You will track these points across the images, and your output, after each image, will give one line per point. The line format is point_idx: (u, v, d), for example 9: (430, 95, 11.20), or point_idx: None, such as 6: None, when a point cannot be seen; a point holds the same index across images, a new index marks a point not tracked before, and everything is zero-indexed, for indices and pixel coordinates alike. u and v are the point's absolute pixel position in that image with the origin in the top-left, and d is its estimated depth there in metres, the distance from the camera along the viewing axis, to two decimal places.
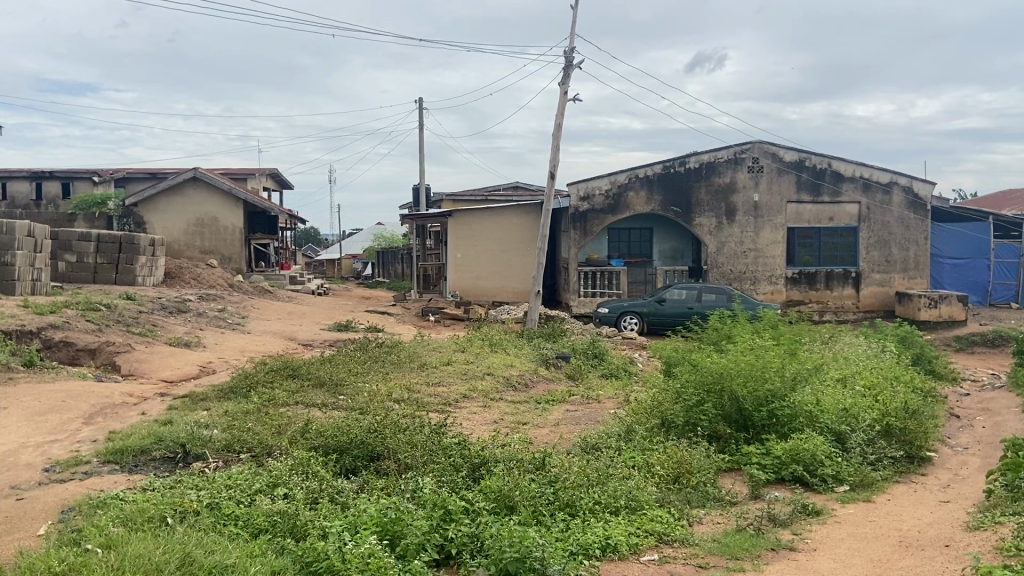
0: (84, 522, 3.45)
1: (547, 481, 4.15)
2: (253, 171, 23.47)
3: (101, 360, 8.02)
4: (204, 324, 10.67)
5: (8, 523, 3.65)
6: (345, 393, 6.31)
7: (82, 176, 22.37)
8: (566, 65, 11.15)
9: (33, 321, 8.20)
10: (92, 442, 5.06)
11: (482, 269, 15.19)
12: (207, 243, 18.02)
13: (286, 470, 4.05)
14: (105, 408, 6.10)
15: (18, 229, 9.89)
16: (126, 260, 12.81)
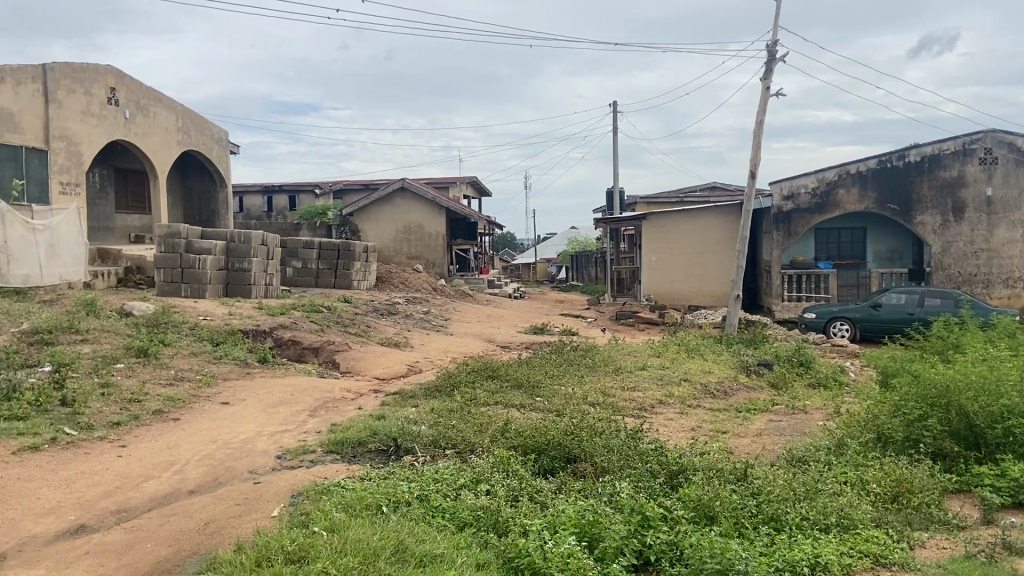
0: (310, 506, 3.80)
1: (750, 492, 4.00)
2: (454, 180, 24.67)
3: (323, 358, 8.76)
4: (411, 325, 11.35)
5: (248, 503, 4.11)
6: (542, 395, 6.44)
7: (306, 190, 24.65)
8: (769, 59, 10.71)
9: (266, 322, 9.12)
10: (315, 433, 5.54)
11: (679, 272, 14.90)
12: (413, 249, 19.15)
13: (488, 468, 4.21)
14: (327, 402, 6.66)
15: (253, 237, 11.11)
16: (343, 265, 13.87)
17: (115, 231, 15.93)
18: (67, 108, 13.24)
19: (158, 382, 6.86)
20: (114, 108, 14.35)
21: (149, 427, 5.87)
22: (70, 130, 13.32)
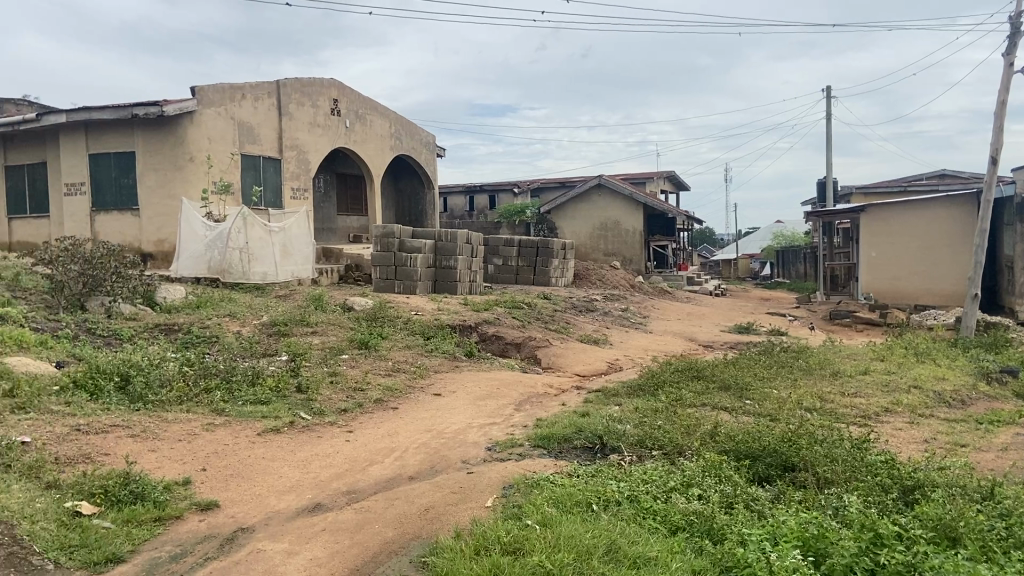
0: (522, 499, 3.92)
1: (1001, 515, 3.60)
2: (652, 175, 24.36)
3: (526, 353, 8.97)
4: (611, 322, 11.35)
5: (463, 492, 4.34)
6: (752, 397, 6.19)
7: (506, 189, 25.42)
8: (1013, 31, 9.56)
9: (472, 317, 9.51)
10: (523, 427, 5.70)
11: (902, 268, 13.75)
12: (610, 246, 19.17)
13: (699, 472, 4.11)
14: (532, 397, 6.83)
15: (459, 236, 11.63)
16: (543, 262, 14.15)
17: (337, 231, 17.30)
18: (298, 120, 14.56)
19: (377, 372, 7.39)
20: (336, 118, 15.60)
21: (371, 414, 6.33)
22: (300, 140, 14.65)
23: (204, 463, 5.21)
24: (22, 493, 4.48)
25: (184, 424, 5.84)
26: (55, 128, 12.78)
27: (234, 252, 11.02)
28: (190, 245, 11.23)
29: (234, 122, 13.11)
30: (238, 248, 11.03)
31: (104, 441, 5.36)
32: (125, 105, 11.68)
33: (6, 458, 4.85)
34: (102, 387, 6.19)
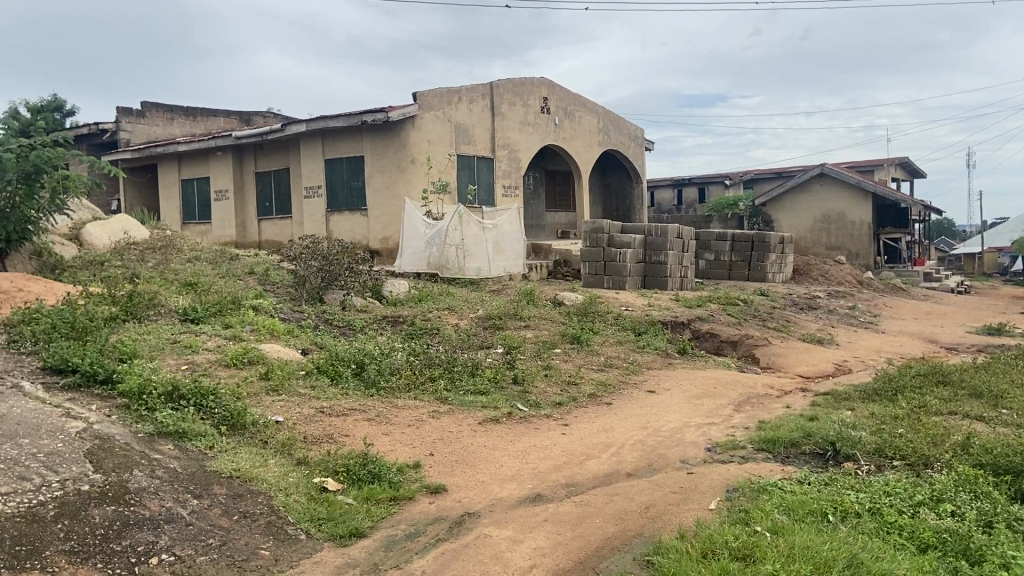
0: (749, 504, 3.76)
1: None
2: (881, 163, 22.53)
3: (742, 352, 8.61)
4: (835, 321, 10.63)
5: (684, 493, 4.28)
6: (1011, 407, 5.51)
7: (716, 182, 24.93)
8: None
9: (685, 314, 9.31)
10: (744, 429, 5.51)
11: None
12: (834, 240, 18.63)
13: (951, 486, 3.72)
14: (751, 397, 6.56)
15: (669, 231, 11.52)
16: (758, 257, 13.57)
17: (546, 228, 17.66)
18: (509, 119, 15.03)
19: (590, 367, 7.45)
20: (546, 116, 15.93)
21: (586, 409, 6.39)
22: (511, 139, 15.11)
23: (431, 448, 5.52)
24: (278, 467, 5.11)
25: (412, 410, 6.22)
26: (296, 137, 14.11)
27: (451, 248, 11.57)
28: (412, 242, 11.99)
29: (451, 124, 13.79)
30: (454, 244, 11.57)
31: (344, 424, 5.84)
32: (355, 113, 12.63)
33: (264, 437, 5.52)
34: (341, 373, 6.74)
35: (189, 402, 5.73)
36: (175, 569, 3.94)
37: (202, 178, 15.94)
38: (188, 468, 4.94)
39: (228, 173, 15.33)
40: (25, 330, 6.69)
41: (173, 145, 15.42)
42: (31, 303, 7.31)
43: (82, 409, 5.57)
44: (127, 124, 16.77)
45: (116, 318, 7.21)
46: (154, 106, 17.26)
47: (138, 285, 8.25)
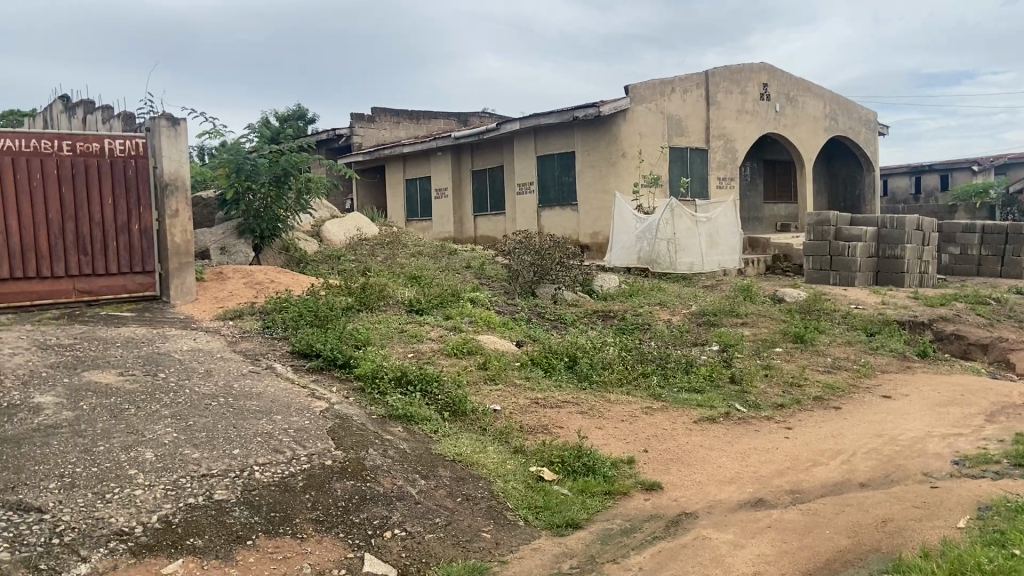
0: (1006, 526, 3.38)
1: None
2: None
3: (994, 357, 7.69)
4: None
5: (929, 508, 3.92)
6: None
7: (962, 168, 22.53)
8: None
9: (925, 314, 8.53)
10: (999, 443, 4.95)
11: None
12: None
13: None
14: (1008, 407, 5.85)
15: (907, 222, 10.57)
16: (1013, 251, 12.23)
17: (765, 220, 16.88)
18: (726, 109, 14.53)
19: (815, 368, 7.02)
20: (765, 103, 15.22)
21: (811, 412, 6.04)
22: (727, 129, 14.61)
23: (645, 444, 5.46)
24: (497, 454, 5.30)
25: (625, 405, 6.19)
26: (510, 135, 14.56)
27: (663, 242, 11.41)
28: (624, 236, 11.98)
29: (664, 116, 13.59)
30: (666, 238, 11.39)
31: (559, 416, 5.94)
32: (568, 109, 12.78)
33: (482, 425, 5.74)
34: (555, 365, 6.86)
35: (415, 388, 6.09)
36: (407, 544, 4.22)
37: (424, 177, 16.94)
38: (415, 450, 5.26)
39: (447, 173, 16.17)
40: (276, 317, 7.47)
41: (399, 147, 16.49)
42: (282, 293, 8.16)
43: (324, 390, 6.12)
44: (360, 129, 18.19)
45: (352, 307, 7.84)
46: (383, 111, 18.58)
47: (370, 278, 8.92)
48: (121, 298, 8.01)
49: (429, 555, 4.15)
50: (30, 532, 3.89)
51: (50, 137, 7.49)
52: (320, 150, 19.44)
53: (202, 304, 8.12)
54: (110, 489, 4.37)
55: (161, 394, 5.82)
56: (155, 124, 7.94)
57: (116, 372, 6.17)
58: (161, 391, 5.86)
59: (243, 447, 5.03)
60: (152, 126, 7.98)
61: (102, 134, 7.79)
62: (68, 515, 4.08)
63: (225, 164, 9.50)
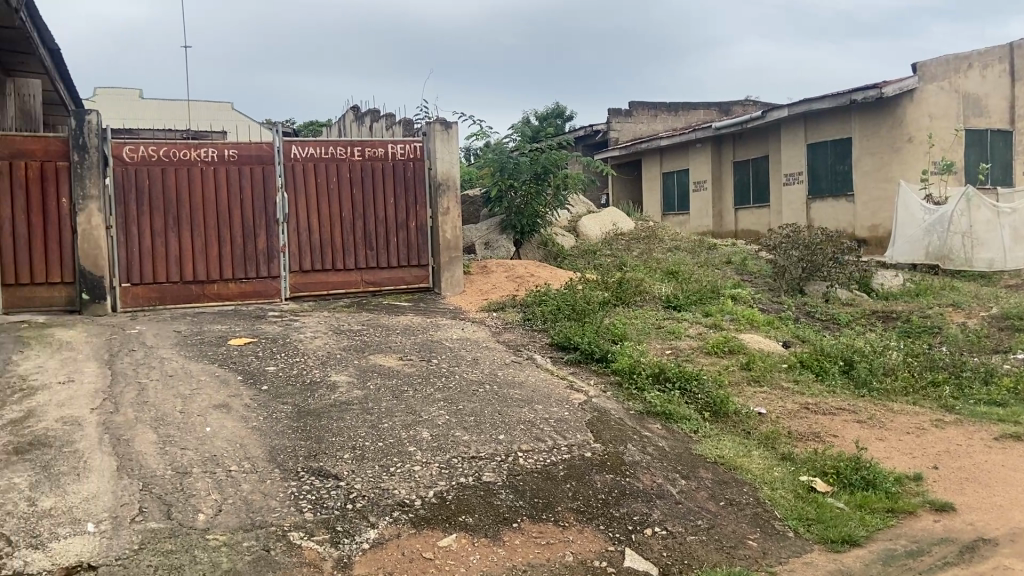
0: None
1: None
2: None
3: None
4: None
5: None
6: None
7: None
8: None
9: None
10: None
11: None
12: None
13: None
14: None
15: None
16: None
17: None
18: None
19: None
20: None
21: None
22: None
23: (936, 461, 4.95)
24: (762, 459, 5.06)
25: (911, 416, 5.63)
26: (778, 124, 13.87)
27: (958, 236, 10.30)
28: (907, 228, 10.90)
29: (959, 94, 12.19)
30: (960, 231, 10.30)
31: (833, 423, 5.54)
32: (843, 92, 11.88)
33: (746, 427, 5.51)
34: (827, 369, 6.42)
35: (674, 385, 6.00)
36: (668, 543, 4.17)
37: (681, 170, 16.67)
38: (675, 449, 5.18)
39: (705, 164, 15.77)
40: (537, 310, 7.75)
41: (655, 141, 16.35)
42: (543, 287, 8.44)
43: (582, 382, 6.24)
44: (617, 125, 18.41)
45: (609, 302, 7.90)
46: (640, 105, 18.60)
47: (628, 272, 8.95)
48: (400, 289, 8.77)
49: (692, 557, 4.06)
50: (330, 496, 4.39)
51: (344, 145, 8.39)
52: (578, 148, 19.90)
53: (469, 295, 8.63)
54: (393, 463, 4.80)
55: (434, 378, 6.29)
56: (431, 128, 8.57)
57: (396, 356, 6.77)
58: (435, 376, 6.33)
59: (508, 433, 5.27)
60: (428, 130, 8.63)
61: (387, 140, 8.55)
62: (360, 484, 4.53)
63: (490, 163, 10.06)
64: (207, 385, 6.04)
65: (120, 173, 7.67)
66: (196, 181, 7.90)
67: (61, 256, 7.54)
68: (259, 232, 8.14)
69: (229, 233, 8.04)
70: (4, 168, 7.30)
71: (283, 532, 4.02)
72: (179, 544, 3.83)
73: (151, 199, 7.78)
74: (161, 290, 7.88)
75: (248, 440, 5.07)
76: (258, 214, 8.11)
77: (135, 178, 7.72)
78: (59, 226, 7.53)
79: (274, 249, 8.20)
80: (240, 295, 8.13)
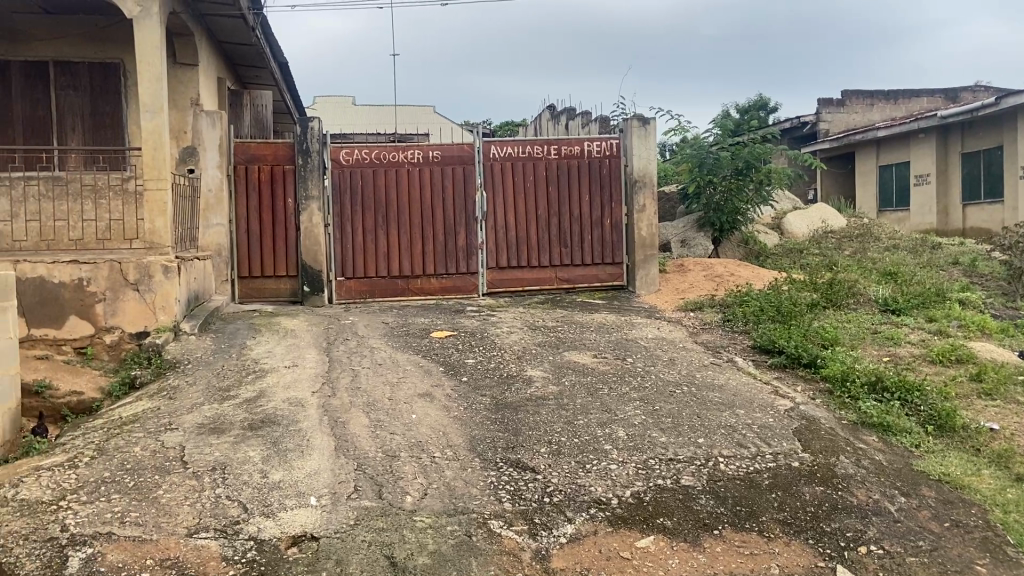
0: None
1: None
2: None
3: None
4: None
5: None
6: None
7: None
8: None
9: None
10: None
11: None
12: None
13: None
14: None
15: None
16: None
17: None
18: None
19: None
20: None
21: None
22: None
23: None
24: (995, 480, 4.56)
25: None
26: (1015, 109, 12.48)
27: None
28: None
29: None
30: None
31: None
32: None
33: (976, 445, 4.99)
34: None
35: (892, 396, 5.57)
36: (885, 564, 3.85)
37: (900, 162, 15.46)
38: (894, 464, 4.79)
39: (930, 156, 14.51)
40: (737, 311, 7.49)
41: (873, 132, 15.27)
42: (744, 287, 8.15)
43: (787, 388, 5.94)
44: (827, 115, 17.45)
45: (819, 304, 7.48)
46: (853, 93, 17.50)
47: (839, 273, 8.43)
48: (594, 287, 8.82)
49: None
50: (528, 488, 4.44)
51: (541, 144, 8.54)
52: (783, 139, 19.12)
53: (665, 294, 8.49)
54: (590, 460, 4.80)
55: (630, 377, 6.25)
56: (628, 125, 8.51)
57: (591, 353, 6.80)
58: (630, 375, 6.28)
59: (708, 437, 5.12)
60: (625, 127, 8.57)
61: (582, 138, 8.61)
62: (556, 479, 4.56)
63: (688, 160, 9.89)
64: (412, 375, 6.37)
65: (337, 176, 8.23)
66: (403, 182, 8.35)
67: (286, 252, 8.33)
68: (460, 230, 8.47)
69: (432, 231, 8.44)
70: (241, 173, 8.19)
71: (484, 519, 4.06)
72: (390, 522, 3.96)
73: (363, 199, 8.31)
74: (371, 284, 8.43)
75: (450, 429, 5.28)
76: (458, 213, 8.45)
77: (349, 179, 8.27)
78: (285, 225, 8.31)
79: (473, 247, 8.52)
80: (440, 290, 8.52)
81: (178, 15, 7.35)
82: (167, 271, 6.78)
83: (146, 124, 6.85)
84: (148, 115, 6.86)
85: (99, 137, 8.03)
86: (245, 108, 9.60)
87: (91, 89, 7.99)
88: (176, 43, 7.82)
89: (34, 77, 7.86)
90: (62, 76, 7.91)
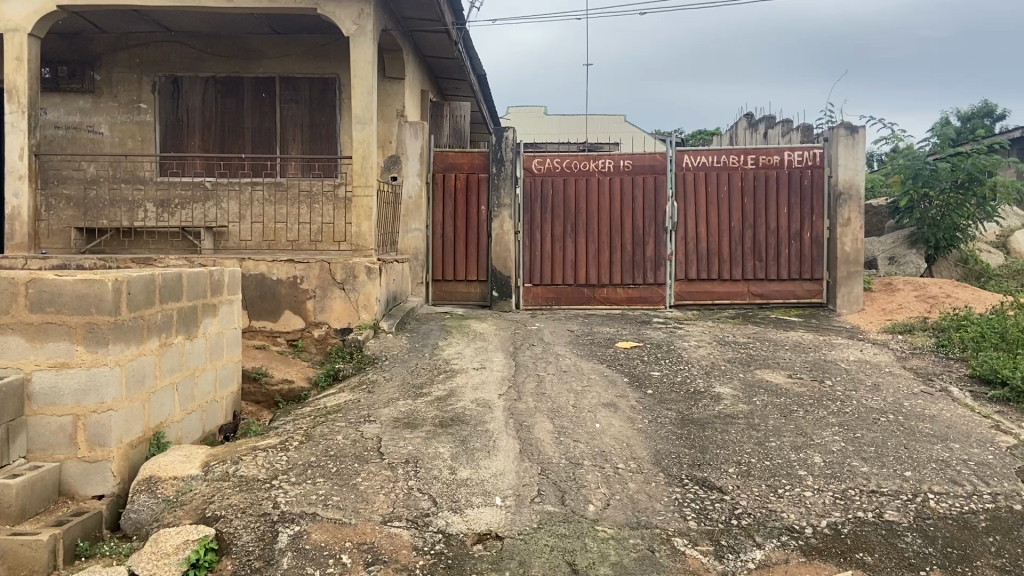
0: None
1: None
2: None
3: None
4: None
5: None
6: None
7: None
8: None
9: None
10: None
11: None
12: None
13: None
14: None
15: None
16: None
17: None
18: None
19: None
20: None
21: None
22: None
23: None
24: None
25: None
26: None
27: None
28: None
29: None
30: None
31: None
32: None
33: None
34: None
35: None
36: None
37: None
38: None
39: None
40: (953, 336, 6.87)
41: None
42: (961, 310, 7.45)
43: (1010, 424, 5.34)
44: None
45: None
46: None
47: None
48: (789, 303, 8.42)
49: None
50: (714, 508, 4.29)
51: (737, 153, 8.27)
52: (1012, 152, 17.37)
53: (869, 314, 7.95)
54: (782, 484, 4.56)
55: (828, 401, 5.88)
56: (834, 134, 8.04)
57: (785, 373, 6.48)
58: (829, 398, 5.91)
59: (917, 470, 4.71)
60: (831, 135, 8.11)
61: (782, 147, 8.25)
62: (745, 501, 4.37)
63: (901, 170, 9.26)
64: (597, 384, 6.37)
65: (529, 184, 8.42)
66: (593, 191, 8.40)
67: (478, 257, 8.64)
68: (648, 240, 8.39)
69: (620, 240, 8.41)
70: (439, 180, 8.57)
71: (668, 536, 3.96)
72: (572, 529, 3.96)
73: (553, 208, 8.44)
74: (559, 291, 8.53)
75: (635, 441, 5.21)
76: (647, 223, 8.37)
77: (541, 188, 8.44)
78: (478, 231, 8.61)
79: (661, 257, 8.40)
80: (627, 300, 8.47)
81: (389, 33, 7.83)
82: (370, 271, 7.18)
83: (356, 135, 7.33)
84: (358, 127, 7.34)
85: (315, 147, 8.72)
86: (444, 118, 10.07)
87: (310, 102, 8.69)
88: (387, 58, 8.32)
89: (262, 91, 8.68)
90: (285, 91, 8.67)
